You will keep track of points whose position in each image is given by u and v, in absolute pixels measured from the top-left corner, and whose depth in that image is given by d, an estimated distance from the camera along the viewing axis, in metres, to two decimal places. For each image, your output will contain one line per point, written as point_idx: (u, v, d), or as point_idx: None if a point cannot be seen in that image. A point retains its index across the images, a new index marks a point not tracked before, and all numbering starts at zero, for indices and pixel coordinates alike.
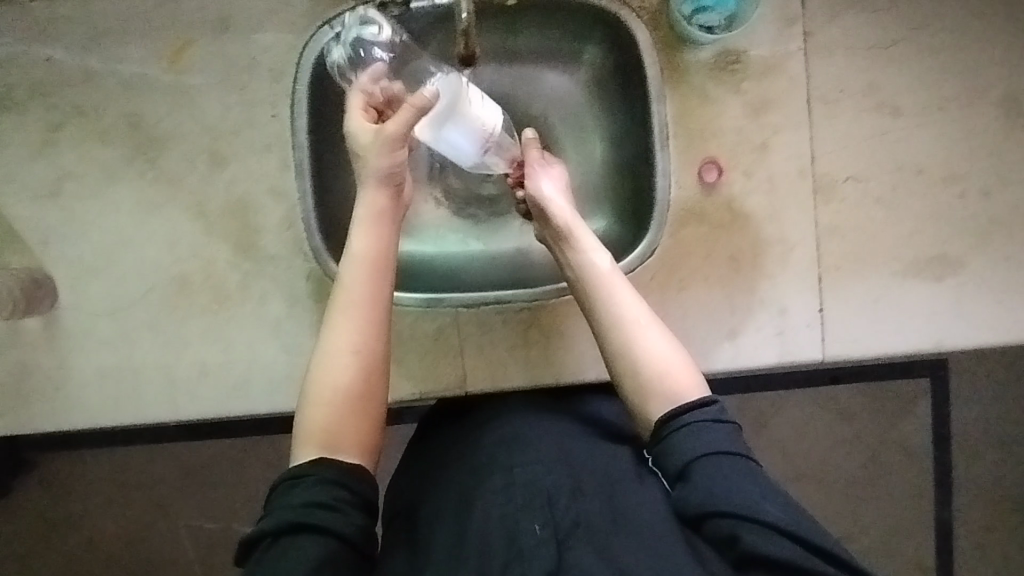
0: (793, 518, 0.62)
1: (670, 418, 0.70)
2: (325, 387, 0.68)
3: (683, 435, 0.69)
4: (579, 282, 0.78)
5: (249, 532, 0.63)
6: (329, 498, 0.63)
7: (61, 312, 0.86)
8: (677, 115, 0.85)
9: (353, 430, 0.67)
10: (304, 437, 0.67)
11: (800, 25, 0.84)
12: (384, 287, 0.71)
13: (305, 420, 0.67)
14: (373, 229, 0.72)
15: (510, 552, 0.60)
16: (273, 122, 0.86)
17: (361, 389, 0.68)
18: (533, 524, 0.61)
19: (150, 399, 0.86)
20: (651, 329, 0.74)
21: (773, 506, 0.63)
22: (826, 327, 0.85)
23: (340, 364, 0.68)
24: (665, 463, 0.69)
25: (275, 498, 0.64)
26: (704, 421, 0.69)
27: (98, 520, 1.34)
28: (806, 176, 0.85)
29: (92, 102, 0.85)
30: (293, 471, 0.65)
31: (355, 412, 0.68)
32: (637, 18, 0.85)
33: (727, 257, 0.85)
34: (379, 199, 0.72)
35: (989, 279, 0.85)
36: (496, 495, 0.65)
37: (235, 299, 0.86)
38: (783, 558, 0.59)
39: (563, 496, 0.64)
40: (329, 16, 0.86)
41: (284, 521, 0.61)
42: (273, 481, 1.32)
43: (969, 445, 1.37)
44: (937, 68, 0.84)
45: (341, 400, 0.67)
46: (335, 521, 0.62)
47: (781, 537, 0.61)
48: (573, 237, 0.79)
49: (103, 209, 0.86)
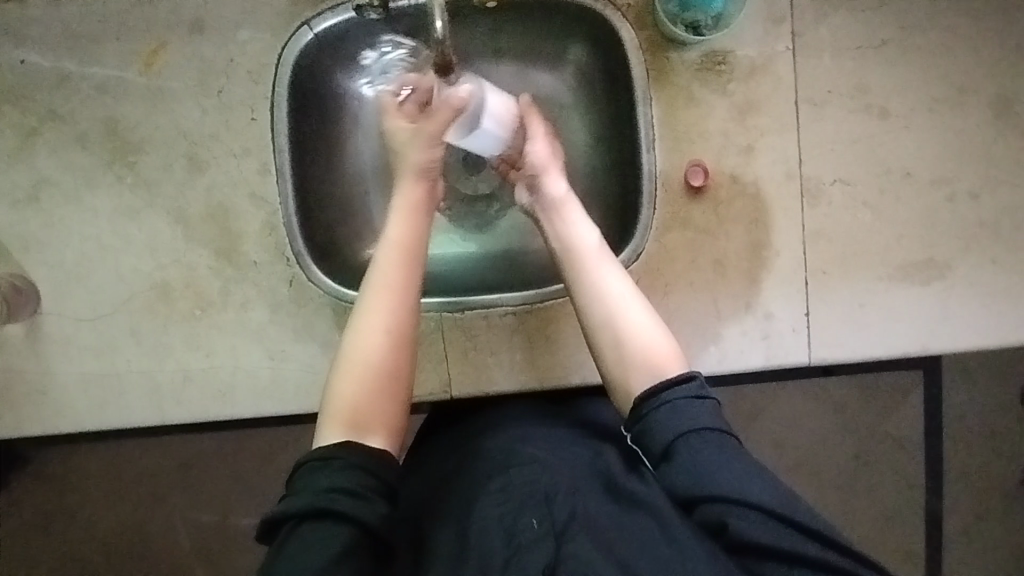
0: (780, 497, 0.62)
1: (650, 395, 0.70)
2: (358, 365, 0.68)
3: (664, 412, 0.68)
4: (563, 253, 0.80)
5: (272, 512, 0.61)
6: (354, 484, 0.61)
7: (43, 319, 0.85)
8: (663, 117, 0.84)
9: (382, 412, 0.67)
10: (331, 419, 0.67)
11: (788, 25, 0.82)
12: (414, 269, 0.73)
13: (334, 399, 0.67)
14: (407, 216, 0.74)
15: (508, 551, 0.60)
16: (253, 125, 0.85)
17: (390, 368, 0.69)
18: (531, 519, 0.62)
19: (134, 406, 0.86)
20: (634, 301, 0.76)
21: (759, 485, 0.62)
22: (812, 331, 0.85)
23: (371, 343, 0.69)
24: (647, 443, 0.69)
25: (300, 479, 0.63)
26: (685, 397, 0.69)
27: (89, 521, 1.34)
28: (793, 179, 0.84)
29: (67, 106, 0.84)
30: (319, 453, 0.63)
31: (384, 393, 0.68)
32: (621, 17, 0.83)
33: (713, 262, 0.84)
34: (414, 189, 0.75)
35: (977, 282, 0.84)
36: (494, 496, 0.66)
37: (217, 305, 0.86)
38: (772, 539, 0.59)
39: (560, 493, 0.64)
40: (307, 16, 0.85)
41: (310, 505, 0.60)
42: (264, 478, 1.33)
43: (958, 439, 1.37)
44: (926, 69, 0.83)
45: (371, 379, 0.68)
46: (362, 510, 0.60)
47: (768, 518, 0.60)
48: (562, 212, 0.81)
49: (83, 215, 0.85)
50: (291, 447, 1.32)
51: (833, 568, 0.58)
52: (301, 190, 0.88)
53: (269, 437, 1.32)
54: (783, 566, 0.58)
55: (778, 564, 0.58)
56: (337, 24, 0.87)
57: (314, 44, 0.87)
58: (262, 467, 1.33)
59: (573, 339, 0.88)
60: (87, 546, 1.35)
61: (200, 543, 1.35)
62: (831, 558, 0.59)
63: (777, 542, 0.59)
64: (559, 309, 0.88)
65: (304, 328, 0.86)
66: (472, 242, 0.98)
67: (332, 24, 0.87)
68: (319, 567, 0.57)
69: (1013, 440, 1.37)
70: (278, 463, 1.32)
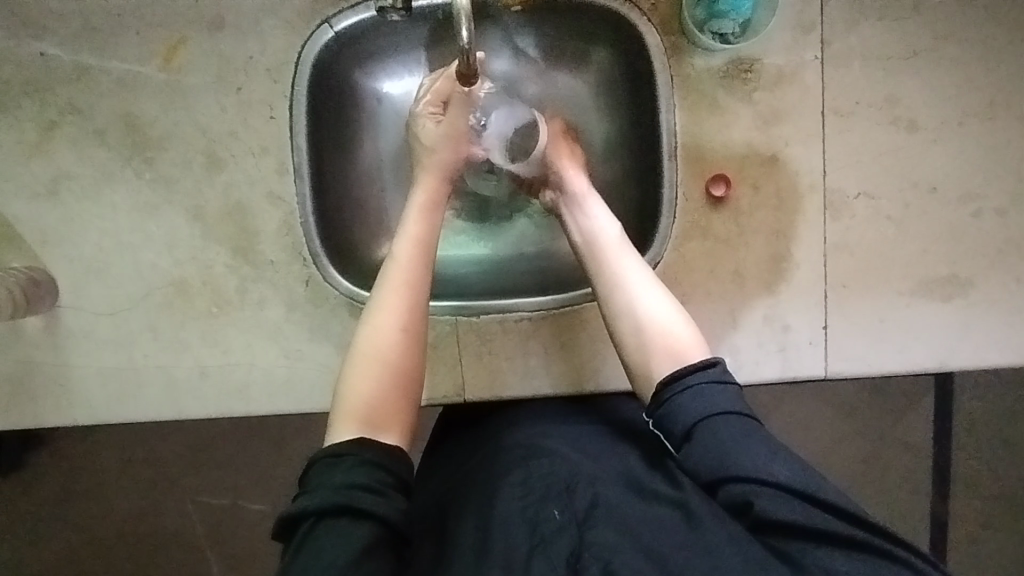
0: (804, 478, 0.61)
1: (672, 380, 0.69)
2: (372, 360, 0.68)
3: (686, 396, 0.67)
4: (585, 246, 0.79)
5: (288, 510, 0.60)
6: (371, 480, 0.61)
7: (61, 312, 0.86)
8: (687, 125, 0.82)
9: (395, 410, 0.67)
10: (344, 415, 0.66)
11: (818, 33, 0.81)
12: (428, 258, 0.73)
13: (347, 398, 0.66)
14: (421, 210, 0.76)
15: (531, 542, 0.59)
16: (271, 124, 0.84)
17: (405, 364, 0.68)
18: (552, 511, 0.61)
19: (152, 401, 0.87)
20: (652, 291, 0.74)
21: (782, 466, 0.61)
22: (830, 344, 0.84)
23: (385, 338, 0.68)
24: (669, 426, 0.68)
25: (315, 476, 0.62)
26: (707, 382, 0.68)
27: (103, 505, 1.36)
28: (817, 191, 0.82)
29: (87, 100, 0.83)
30: (332, 450, 0.63)
31: (396, 389, 0.67)
32: (646, 22, 0.82)
33: (731, 272, 0.83)
34: (435, 182, 0.77)
35: (1000, 300, 0.83)
36: (514, 488, 0.65)
37: (233, 303, 0.86)
38: (797, 518, 0.58)
39: (580, 482, 0.64)
40: (328, 14, 0.84)
41: (327, 501, 0.59)
42: (276, 468, 1.35)
43: (971, 449, 1.36)
44: (959, 82, 0.81)
45: (386, 375, 0.67)
46: (379, 505, 0.59)
47: (792, 498, 0.59)
48: (584, 204, 0.80)
49: (101, 210, 0.85)
50: (301, 438, 1.34)
51: (862, 545, 0.57)
52: (318, 188, 0.88)
53: (280, 426, 1.34)
54: (809, 545, 0.57)
55: (804, 542, 0.57)
56: (358, 23, 0.87)
57: (335, 42, 0.86)
58: (273, 458, 1.34)
59: (589, 344, 0.88)
60: (100, 528, 1.36)
61: (211, 529, 1.37)
62: (858, 534, 0.57)
63: (802, 520, 0.58)
64: (578, 315, 0.88)
65: (320, 328, 0.87)
66: (489, 243, 0.97)
67: (352, 23, 0.86)
68: (343, 562, 0.55)
69: None
70: (289, 452, 1.34)
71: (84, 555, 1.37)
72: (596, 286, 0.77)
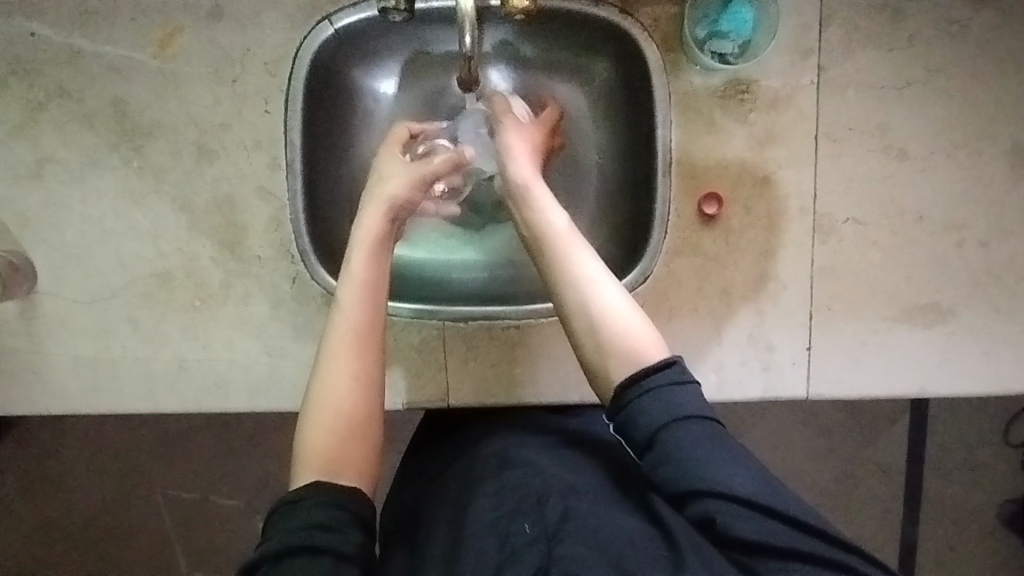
0: (763, 488, 0.61)
1: (631, 382, 0.67)
2: (328, 413, 0.65)
3: (647, 401, 0.65)
4: (534, 240, 0.72)
5: (248, 557, 0.59)
6: (329, 518, 0.60)
7: (39, 298, 0.84)
8: (682, 142, 0.83)
9: (353, 456, 0.65)
10: (304, 462, 0.64)
11: (815, 58, 0.82)
12: (379, 307, 0.69)
13: (306, 447, 0.64)
14: (368, 252, 0.69)
15: (502, 554, 0.60)
16: (265, 118, 0.83)
17: (361, 413, 0.66)
18: (523, 524, 0.61)
19: (128, 392, 0.85)
20: (610, 286, 0.70)
21: (743, 478, 0.61)
22: (812, 365, 0.85)
23: (340, 392, 0.65)
24: (631, 432, 0.66)
25: (275, 521, 0.61)
26: (666, 385, 0.66)
27: (68, 494, 1.32)
28: (806, 214, 0.83)
29: (76, 83, 0.81)
30: (291, 496, 0.62)
31: (354, 437, 0.65)
32: (647, 38, 0.82)
33: (720, 290, 0.84)
34: (378, 221, 0.70)
35: (978, 330, 0.85)
36: (488, 500, 0.66)
37: (217, 297, 0.85)
38: (755, 533, 0.58)
39: (552, 495, 0.63)
40: (330, 11, 0.83)
41: (285, 544, 0.58)
42: (250, 463, 1.32)
43: (944, 474, 1.38)
44: (949, 115, 0.82)
45: (342, 426, 0.65)
46: (337, 542, 0.58)
47: (752, 511, 0.60)
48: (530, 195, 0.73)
49: (85, 196, 0.83)
50: (277, 435, 1.31)
51: (820, 559, 0.57)
52: (312, 185, 0.87)
53: (255, 422, 1.31)
54: (771, 559, 0.57)
55: (765, 556, 0.58)
56: (360, 21, 0.85)
57: (335, 39, 0.85)
58: (247, 455, 1.32)
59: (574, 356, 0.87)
60: (63, 520, 1.33)
61: (181, 523, 1.34)
62: (816, 547, 0.58)
63: (761, 536, 0.58)
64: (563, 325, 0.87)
65: (305, 326, 0.85)
66: (478, 249, 0.95)
67: (353, 20, 0.84)
68: None
69: (997, 477, 1.39)
70: (264, 448, 1.32)
71: (47, 544, 1.34)
72: (546, 283, 0.72)
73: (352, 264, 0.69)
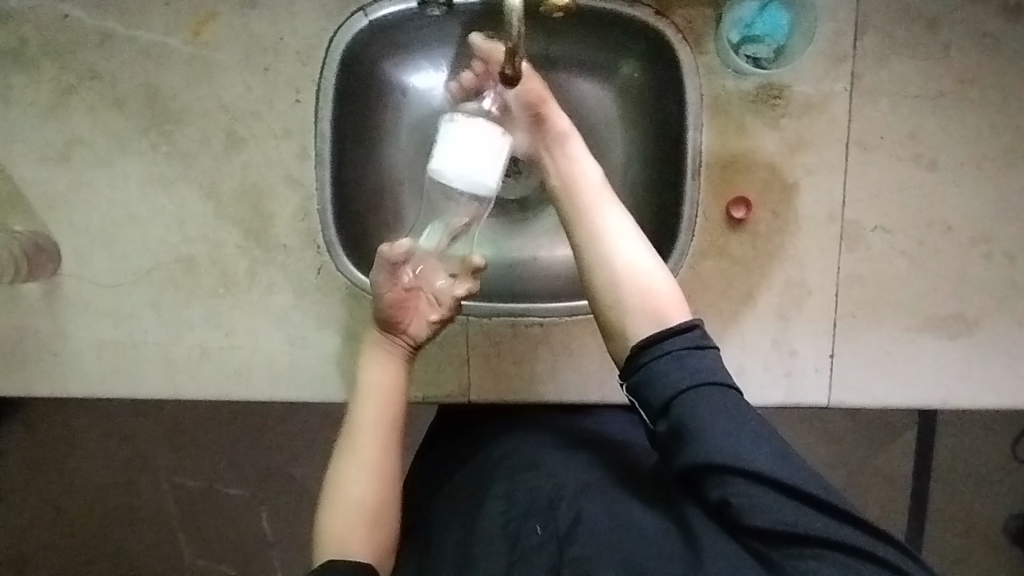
0: (783, 466, 0.58)
1: (648, 345, 0.64)
2: (348, 503, 0.67)
3: (665, 363, 0.63)
4: (561, 191, 0.71)
5: None
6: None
7: (63, 280, 0.84)
8: (712, 145, 0.83)
9: (368, 539, 0.67)
10: (323, 541, 0.67)
11: (848, 66, 0.82)
12: (399, 409, 0.71)
13: (324, 527, 0.67)
14: (385, 358, 0.72)
15: (512, 555, 0.62)
16: (296, 108, 0.83)
17: (380, 500, 0.68)
18: (533, 525, 0.62)
19: (148, 377, 0.85)
20: (631, 241, 0.68)
21: (762, 455, 0.58)
22: (834, 372, 0.85)
23: (359, 483, 0.68)
24: (647, 397, 0.63)
25: None
26: (684, 348, 0.63)
27: (77, 478, 1.32)
28: (833, 221, 0.83)
29: (109, 67, 0.81)
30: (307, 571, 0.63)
31: (371, 524, 0.67)
32: (681, 39, 0.82)
33: (744, 294, 0.84)
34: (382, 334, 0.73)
35: (1002, 342, 0.85)
36: (497, 502, 0.67)
37: (240, 285, 0.85)
38: (771, 515, 0.56)
39: (563, 497, 0.63)
40: (364, 2, 0.83)
41: None
42: (259, 452, 1.32)
43: (952, 486, 1.38)
44: (981, 126, 0.82)
45: (360, 515, 0.67)
46: None
47: (769, 492, 0.57)
48: (561, 151, 0.72)
49: (112, 179, 0.83)
50: (287, 425, 1.31)
51: (843, 545, 0.55)
52: (340, 178, 0.87)
53: (266, 411, 1.31)
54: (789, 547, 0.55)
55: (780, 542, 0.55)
56: (393, 14, 0.85)
57: (369, 31, 0.85)
58: (257, 446, 1.32)
59: (595, 356, 0.87)
60: (71, 503, 1.33)
61: (188, 511, 1.34)
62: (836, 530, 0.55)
63: (777, 519, 0.55)
64: (585, 324, 0.87)
65: (327, 317, 0.85)
66: (500, 247, 0.95)
67: (388, 13, 0.85)
68: None
69: (1007, 492, 1.38)
70: (273, 438, 1.31)
71: (54, 528, 1.34)
72: (569, 236, 0.70)
73: (370, 372, 0.71)
